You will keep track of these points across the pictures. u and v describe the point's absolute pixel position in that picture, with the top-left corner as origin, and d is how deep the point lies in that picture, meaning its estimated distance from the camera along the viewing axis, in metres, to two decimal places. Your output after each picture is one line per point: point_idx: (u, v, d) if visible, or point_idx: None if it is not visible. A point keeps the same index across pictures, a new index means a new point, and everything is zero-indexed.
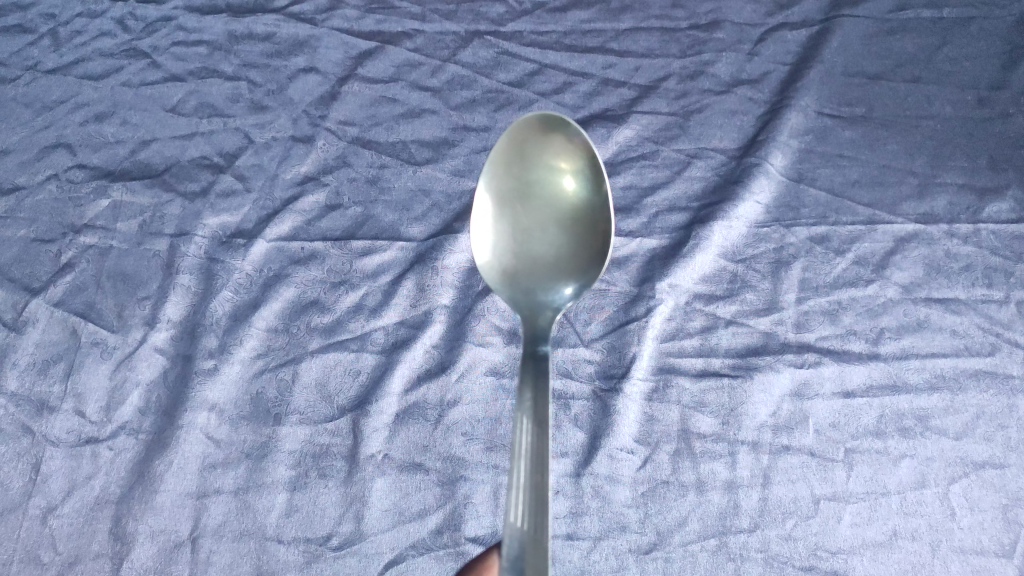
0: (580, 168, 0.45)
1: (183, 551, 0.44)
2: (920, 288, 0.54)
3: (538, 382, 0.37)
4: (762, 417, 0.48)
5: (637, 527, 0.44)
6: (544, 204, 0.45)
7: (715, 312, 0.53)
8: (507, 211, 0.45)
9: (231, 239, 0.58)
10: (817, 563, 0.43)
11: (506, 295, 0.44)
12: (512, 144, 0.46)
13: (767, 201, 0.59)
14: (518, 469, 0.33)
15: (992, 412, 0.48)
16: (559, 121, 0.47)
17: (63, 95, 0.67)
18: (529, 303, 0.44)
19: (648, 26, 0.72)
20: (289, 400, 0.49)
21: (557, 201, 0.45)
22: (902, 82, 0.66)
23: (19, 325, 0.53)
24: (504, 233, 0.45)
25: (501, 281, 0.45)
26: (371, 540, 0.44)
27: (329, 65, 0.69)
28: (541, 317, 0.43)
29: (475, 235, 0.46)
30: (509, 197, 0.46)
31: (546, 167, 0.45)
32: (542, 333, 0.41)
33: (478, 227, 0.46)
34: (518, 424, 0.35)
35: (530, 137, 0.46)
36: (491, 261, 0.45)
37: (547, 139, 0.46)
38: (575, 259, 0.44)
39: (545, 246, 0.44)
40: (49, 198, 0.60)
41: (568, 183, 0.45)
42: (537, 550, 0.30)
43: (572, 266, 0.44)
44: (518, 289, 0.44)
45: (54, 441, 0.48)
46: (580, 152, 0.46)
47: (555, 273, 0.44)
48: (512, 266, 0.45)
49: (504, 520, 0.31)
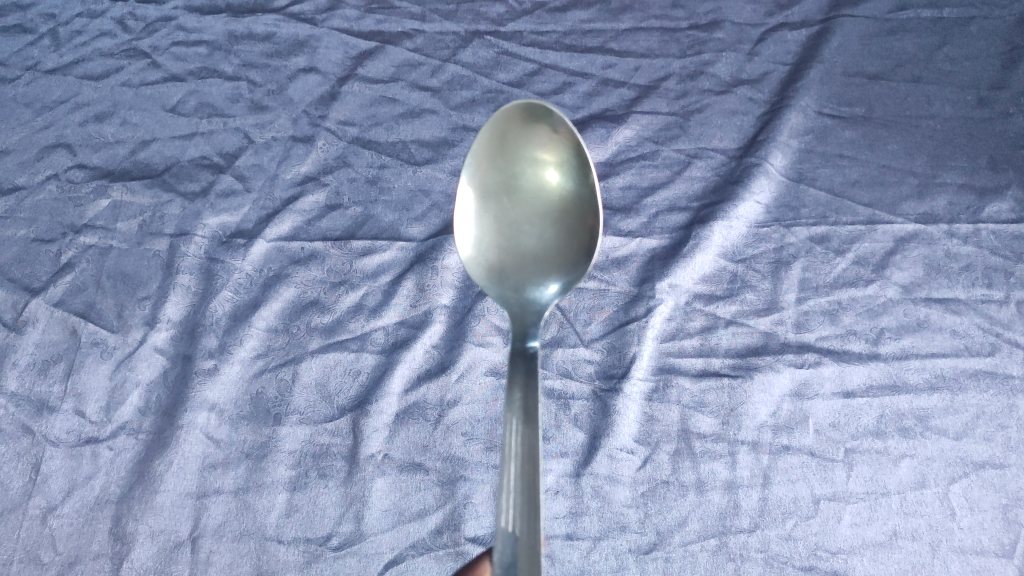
0: (565, 158, 0.45)
1: (183, 551, 0.44)
2: (920, 288, 0.54)
3: (528, 380, 0.36)
4: (762, 417, 0.48)
5: (637, 527, 0.44)
6: (529, 198, 0.45)
7: (715, 312, 0.53)
8: (492, 206, 0.45)
9: (231, 239, 0.58)
10: (817, 563, 0.43)
11: (493, 293, 0.44)
12: (494, 135, 0.46)
13: (767, 200, 0.59)
14: (509, 471, 0.32)
15: (992, 412, 0.48)
16: (541, 110, 0.46)
17: (64, 95, 0.67)
18: (517, 300, 0.44)
19: (648, 26, 0.72)
20: (289, 400, 0.49)
21: (542, 193, 0.45)
22: (902, 83, 0.66)
23: (19, 324, 0.53)
24: (491, 228, 0.45)
25: (490, 278, 0.45)
26: (370, 540, 0.44)
27: (329, 65, 0.69)
28: (529, 314, 0.43)
29: (462, 231, 0.45)
30: (494, 191, 0.45)
31: (531, 159, 0.45)
32: (531, 331, 0.41)
33: (463, 224, 0.46)
34: (508, 425, 0.34)
35: (514, 128, 0.46)
36: (479, 257, 0.45)
37: (530, 129, 0.46)
38: (562, 252, 0.44)
39: (531, 240, 0.44)
40: (49, 197, 0.60)
41: (554, 174, 0.45)
42: (530, 554, 0.30)
43: (561, 261, 0.44)
44: (506, 285, 0.44)
45: (54, 441, 0.48)
46: (565, 143, 0.45)
47: (543, 269, 0.44)
48: (498, 262, 0.44)
49: (496, 526, 0.31)
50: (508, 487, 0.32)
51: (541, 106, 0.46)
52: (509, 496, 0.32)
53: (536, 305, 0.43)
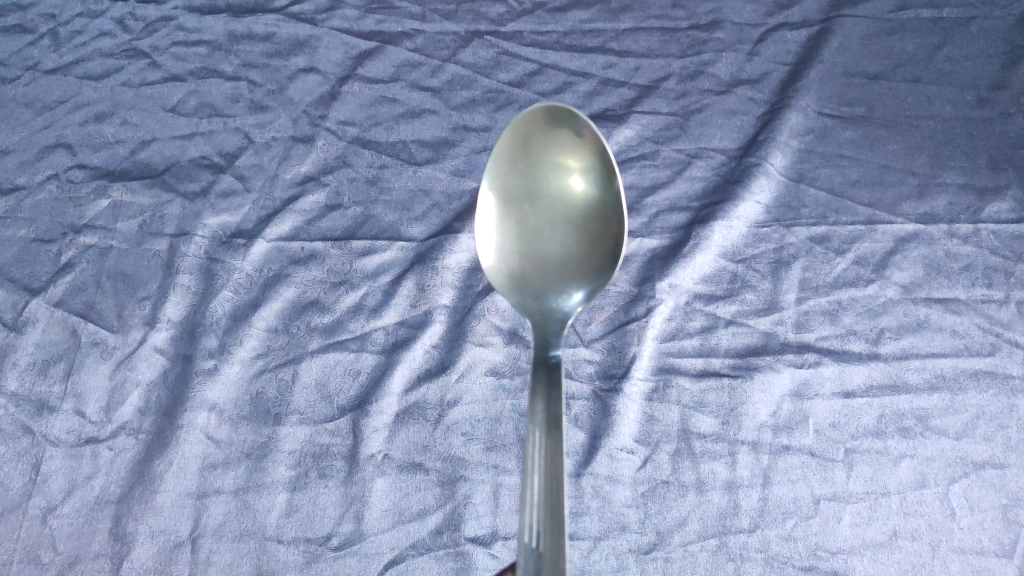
0: (588, 165, 0.45)
1: (183, 551, 0.44)
2: (920, 288, 0.54)
3: (551, 391, 0.37)
4: (762, 417, 0.48)
5: (638, 527, 0.44)
6: (552, 204, 0.45)
7: (716, 312, 0.53)
8: (514, 212, 0.45)
9: (231, 239, 0.58)
10: (817, 563, 0.43)
11: (514, 299, 0.44)
12: (517, 140, 0.46)
13: (767, 200, 0.59)
14: (532, 485, 0.33)
15: (992, 411, 0.48)
16: (564, 114, 0.46)
17: (64, 95, 0.67)
18: (539, 308, 0.44)
19: (648, 27, 0.72)
20: (290, 400, 0.49)
21: (565, 198, 0.45)
22: (903, 83, 0.66)
23: (19, 325, 0.53)
24: (512, 234, 0.45)
25: (511, 284, 0.45)
26: (370, 540, 0.44)
27: (329, 65, 0.69)
28: (552, 322, 0.43)
29: (483, 237, 0.46)
30: (516, 196, 0.46)
31: (554, 165, 0.45)
32: (553, 340, 0.41)
33: (485, 229, 0.46)
34: (531, 437, 0.35)
35: (537, 132, 0.46)
36: (500, 263, 0.45)
37: (554, 134, 0.46)
38: (585, 260, 0.44)
39: (554, 245, 0.44)
40: (49, 197, 0.60)
41: (577, 180, 0.45)
42: (554, 569, 0.30)
43: (584, 268, 0.44)
44: (527, 292, 0.44)
45: (54, 441, 0.48)
46: (589, 149, 0.46)
47: (566, 276, 0.44)
48: (520, 268, 0.44)
49: (520, 541, 0.31)
50: (531, 501, 0.32)
51: (564, 111, 0.46)
52: (532, 510, 0.32)
53: (559, 312, 0.43)
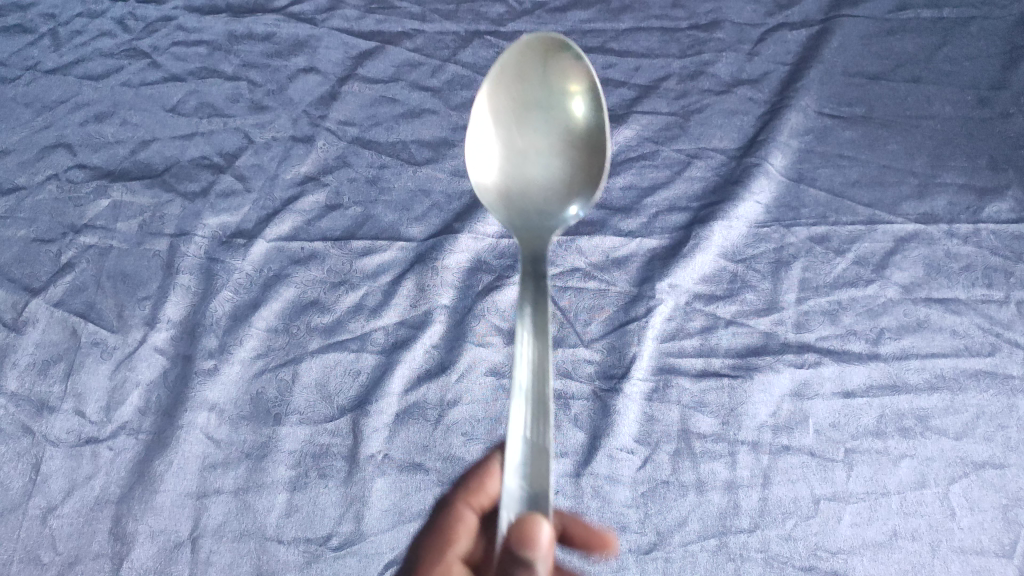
0: (579, 87, 0.43)
1: (183, 551, 0.44)
2: (920, 288, 0.54)
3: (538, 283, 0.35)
4: (762, 417, 0.48)
5: (638, 527, 0.45)
6: (542, 127, 0.42)
7: (716, 312, 0.53)
8: (502, 125, 0.43)
9: (231, 239, 0.58)
10: (816, 563, 0.43)
11: (501, 212, 0.42)
12: (509, 63, 0.43)
13: (767, 200, 0.59)
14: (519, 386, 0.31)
15: (992, 412, 0.48)
16: (558, 41, 0.44)
17: (64, 95, 0.67)
18: (528, 227, 0.41)
19: (649, 27, 0.72)
20: (289, 400, 0.49)
21: (555, 120, 0.42)
22: (902, 83, 0.66)
23: (19, 325, 0.53)
24: (500, 153, 0.43)
25: (498, 204, 0.42)
26: (371, 541, 0.44)
27: (329, 65, 0.69)
28: (541, 237, 0.40)
29: (471, 147, 0.43)
30: (505, 117, 0.43)
31: (544, 88, 0.43)
32: (541, 253, 0.38)
33: (473, 148, 0.43)
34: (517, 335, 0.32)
35: (528, 55, 0.44)
36: (487, 184, 0.43)
37: (545, 58, 0.44)
38: (575, 182, 0.42)
39: (542, 164, 0.42)
40: (49, 197, 0.60)
41: (569, 101, 0.43)
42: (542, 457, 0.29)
43: (573, 190, 0.41)
44: (515, 211, 0.41)
45: (54, 441, 0.48)
46: (586, 73, 0.43)
47: (555, 198, 0.41)
48: (508, 174, 0.42)
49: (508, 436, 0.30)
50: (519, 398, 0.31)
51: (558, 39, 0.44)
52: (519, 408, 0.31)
53: (548, 228, 0.40)
